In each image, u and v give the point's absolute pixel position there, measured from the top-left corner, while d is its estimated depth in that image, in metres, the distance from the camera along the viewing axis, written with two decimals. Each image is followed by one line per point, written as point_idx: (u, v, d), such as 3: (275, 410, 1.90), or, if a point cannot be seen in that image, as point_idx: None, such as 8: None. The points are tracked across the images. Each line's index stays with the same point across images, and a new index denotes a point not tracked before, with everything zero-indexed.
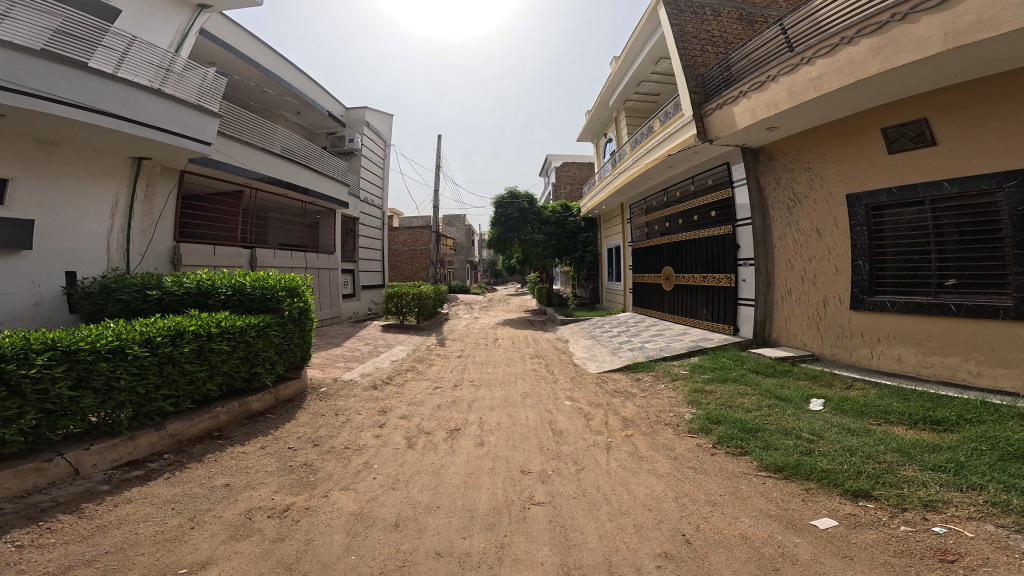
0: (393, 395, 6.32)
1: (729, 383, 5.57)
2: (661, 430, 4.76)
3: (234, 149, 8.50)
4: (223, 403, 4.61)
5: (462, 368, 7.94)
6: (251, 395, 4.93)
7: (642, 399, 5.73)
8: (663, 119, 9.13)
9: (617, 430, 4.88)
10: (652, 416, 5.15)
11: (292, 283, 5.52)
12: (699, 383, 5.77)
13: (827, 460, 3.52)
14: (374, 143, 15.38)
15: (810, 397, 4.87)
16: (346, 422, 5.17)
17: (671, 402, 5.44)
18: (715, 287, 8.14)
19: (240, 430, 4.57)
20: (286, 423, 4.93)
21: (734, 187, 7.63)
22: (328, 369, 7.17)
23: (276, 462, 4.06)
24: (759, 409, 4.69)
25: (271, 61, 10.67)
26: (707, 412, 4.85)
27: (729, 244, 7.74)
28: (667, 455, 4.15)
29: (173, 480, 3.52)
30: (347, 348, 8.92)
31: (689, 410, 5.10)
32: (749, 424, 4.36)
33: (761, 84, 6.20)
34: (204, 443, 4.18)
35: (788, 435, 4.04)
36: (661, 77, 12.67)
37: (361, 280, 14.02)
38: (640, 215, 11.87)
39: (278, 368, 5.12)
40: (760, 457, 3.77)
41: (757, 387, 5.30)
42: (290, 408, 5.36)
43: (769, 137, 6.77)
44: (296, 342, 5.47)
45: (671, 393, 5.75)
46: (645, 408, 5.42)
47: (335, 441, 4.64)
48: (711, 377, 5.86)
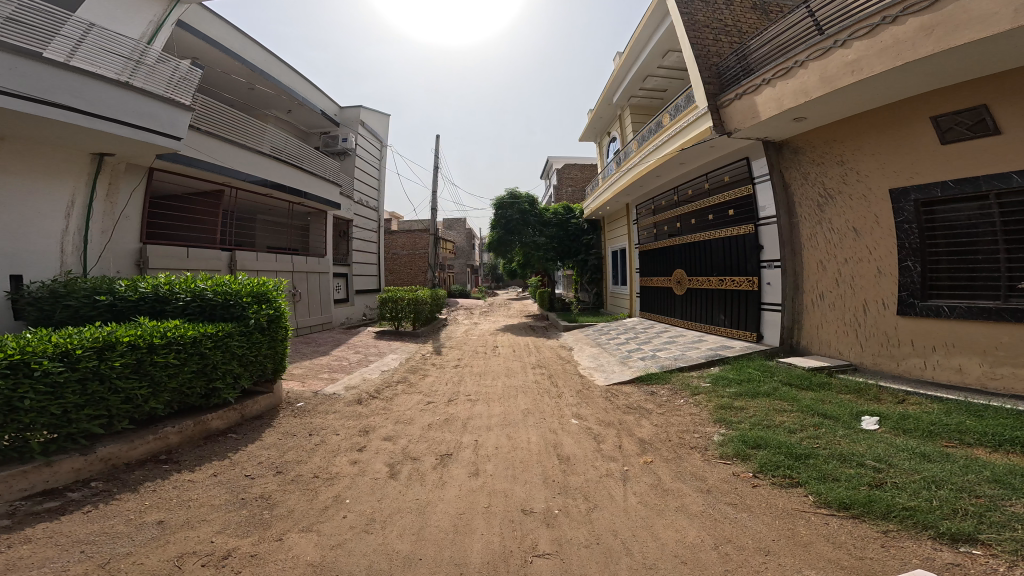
0: (380, 412, 5.64)
1: (761, 399, 4.87)
2: (687, 455, 4.07)
3: (213, 145, 7.97)
4: (173, 422, 4.01)
5: (458, 381, 7.26)
6: (209, 412, 4.32)
7: (661, 417, 5.04)
8: (674, 113, 8.52)
9: (633, 456, 4.19)
10: (673, 438, 4.47)
11: (262, 288, 4.85)
12: (725, 398, 5.08)
13: (908, 495, 2.84)
14: (369, 143, 14.89)
15: (861, 414, 4.17)
16: (320, 445, 4.51)
17: (694, 421, 4.76)
18: (735, 291, 7.47)
19: (192, 454, 3.93)
20: (248, 445, 4.28)
21: (756, 184, 6.98)
22: (309, 381, 6.49)
23: (226, 495, 3.41)
24: (804, 431, 3.99)
25: (259, 57, 10.28)
26: (742, 433, 4.16)
27: (751, 243, 7.08)
28: (697, 487, 3.48)
29: (94, 515, 2.91)
30: (334, 357, 8.26)
31: (718, 431, 4.40)
32: (796, 449, 3.68)
33: (788, 70, 5.56)
34: (146, 469, 3.56)
35: (847, 462, 3.37)
36: (668, 72, 12.13)
37: (355, 284, 13.39)
38: (648, 216, 11.22)
39: (243, 383, 4.45)
40: (817, 490, 3.08)
41: (796, 403, 4.60)
42: (256, 427, 4.71)
43: (794, 129, 6.14)
44: (265, 353, 4.77)
45: (694, 410, 5.05)
46: (664, 428, 4.72)
47: (303, 469, 3.98)
48: (739, 391, 5.16)
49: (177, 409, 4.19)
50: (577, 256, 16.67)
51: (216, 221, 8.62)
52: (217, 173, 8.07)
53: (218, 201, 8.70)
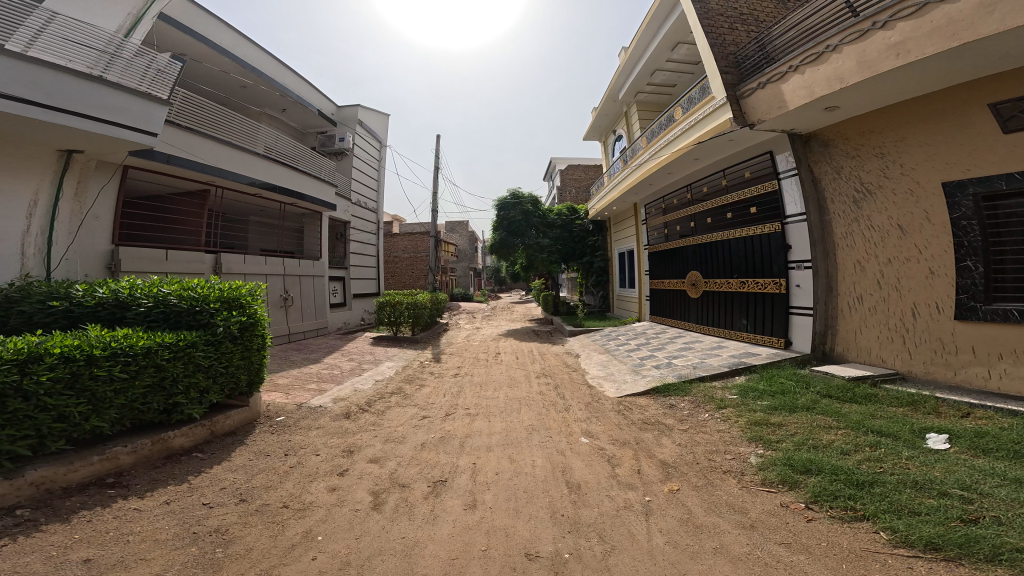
0: (370, 428, 5.10)
1: (800, 415, 4.28)
2: (720, 481, 3.49)
3: (196, 142, 7.56)
4: (125, 440, 3.55)
5: (457, 392, 6.71)
6: (171, 429, 3.85)
7: (685, 435, 4.45)
8: (687, 106, 7.97)
9: (656, 484, 3.60)
10: (701, 461, 3.88)
11: (234, 292, 4.36)
12: (757, 413, 4.49)
13: (1017, 531, 2.34)
14: (367, 144, 14.49)
15: (924, 432, 3.61)
16: (296, 467, 3.98)
17: (723, 440, 4.17)
18: (760, 294, 6.89)
19: (146, 477, 3.45)
20: (214, 467, 3.79)
21: (781, 180, 6.43)
22: (294, 393, 5.96)
23: (175, 528, 2.90)
24: (861, 452, 3.42)
25: (250, 54, 9.96)
26: (786, 456, 3.58)
27: (777, 243, 6.51)
28: (737, 522, 2.91)
29: (8, 552, 2.46)
30: (325, 364, 7.73)
31: (755, 452, 3.81)
32: (856, 475, 3.11)
33: (818, 55, 5.06)
34: (87, 493, 3.10)
35: (923, 491, 2.84)
36: (676, 66, 11.64)
37: (352, 288, 12.93)
38: (657, 216, 10.67)
39: (211, 398, 3.96)
40: (894, 526, 2.56)
41: (842, 418, 4.02)
42: (227, 446, 4.21)
43: (824, 119, 5.60)
44: (238, 365, 4.28)
45: (722, 427, 4.46)
46: (689, 449, 4.14)
47: (271, 497, 3.45)
48: (773, 405, 4.57)
49: (131, 426, 3.72)
50: (582, 258, 16.15)
51: (201, 222, 8.18)
52: (200, 172, 7.64)
53: (204, 202, 8.25)
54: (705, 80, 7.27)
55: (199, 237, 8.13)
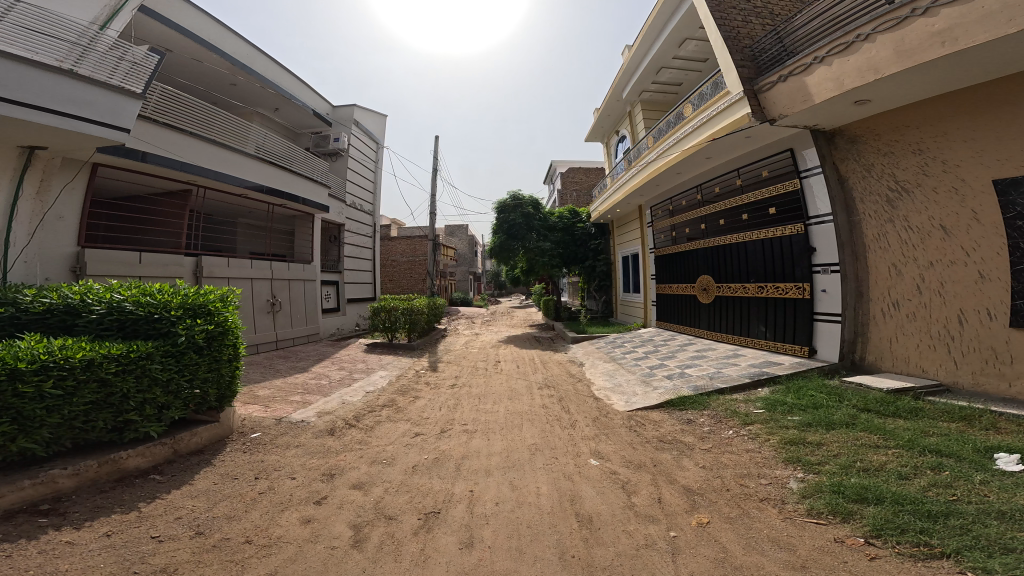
0: (356, 447, 4.61)
1: (838, 432, 3.81)
2: (756, 511, 3.01)
3: (175, 139, 7.16)
4: (68, 462, 3.11)
5: (453, 405, 6.21)
6: (122, 449, 3.38)
7: (710, 456, 3.96)
8: (697, 102, 7.61)
9: (680, 516, 3.09)
10: (731, 487, 3.39)
11: (201, 298, 3.91)
12: (789, 431, 4.02)
13: None
14: (364, 144, 14.13)
15: (990, 451, 3.14)
16: (266, 494, 3.49)
17: (755, 462, 3.68)
18: (781, 299, 6.45)
19: (88, 504, 2.98)
20: (173, 492, 3.31)
21: (804, 178, 6.03)
22: (275, 406, 5.46)
23: (114, 567, 2.44)
24: (922, 476, 2.95)
25: (240, 50, 9.68)
26: (833, 482, 3.10)
27: (800, 245, 6.08)
28: (785, 562, 2.43)
29: None
30: (313, 374, 7.23)
31: (795, 476, 3.33)
32: (926, 505, 2.64)
33: (848, 45, 4.68)
34: (12, 525, 2.64)
35: (1014, 523, 2.37)
36: (682, 63, 11.31)
37: (346, 292, 12.44)
38: (664, 218, 10.26)
39: (170, 415, 3.49)
40: (988, 566, 2.09)
41: (890, 436, 3.55)
42: (190, 467, 3.73)
43: (853, 114, 5.22)
44: (204, 379, 3.81)
45: (752, 447, 3.97)
46: (715, 473, 3.65)
47: (233, 529, 2.97)
48: (806, 421, 4.10)
49: (77, 446, 3.28)
50: (584, 262, 15.74)
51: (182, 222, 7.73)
52: (179, 171, 7.22)
53: (186, 202, 7.82)
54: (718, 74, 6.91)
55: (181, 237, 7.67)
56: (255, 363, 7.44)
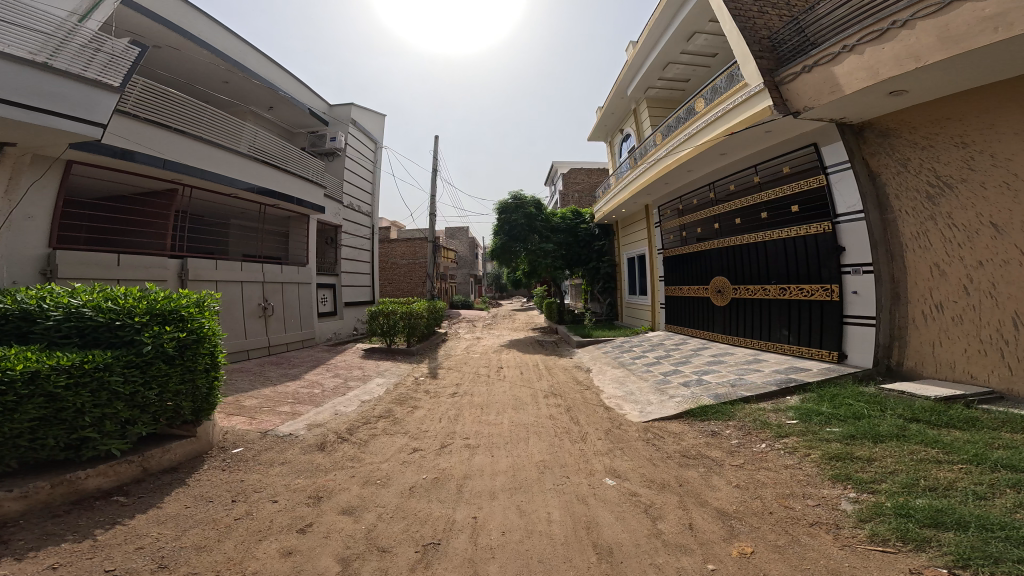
0: (348, 464, 4.20)
1: (889, 445, 3.43)
2: (808, 539, 2.60)
3: (157, 136, 6.80)
4: (15, 485, 2.71)
5: (455, 416, 5.81)
6: (81, 468, 2.98)
7: (745, 474, 3.54)
8: (710, 96, 7.30)
9: (717, 545, 2.68)
10: (774, 510, 2.99)
11: (172, 302, 3.54)
12: (830, 444, 3.63)
13: None
14: (362, 144, 13.80)
15: None
16: (243, 519, 3.08)
17: (796, 481, 3.28)
18: (805, 301, 6.08)
19: (36, 531, 2.59)
20: (138, 517, 2.92)
21: (830, 174, 5.70)
22: (261, 417, 5.05)
23: None
24: (1004, 496, 2.57)
25: (232, 46, 9.45)
26: (896, 503, 2.73)
27: (827, 244, 5.74)
28: None
29: None
30: (305, 381, 6.82)
31: (847, 497, 2.95)
32: (1021, 530, 2.25)
33: (882, 32, 4.43)
34: None
35: None
36: (690, 58, 10.99)
37: (344, 296, 12.05)
38: (672, 218, 9.90)
39: (135, 431, 3.11)
40: None
41: (952, 450, 3.17)
42: (161, 487, 3.32)
43: (886, 107, 4.93)
44: (175, 393, 3.41)
45: (790, 462, 3.57)
46: (753, 493, 3.23)
47: (203, 561, 2.57)
48: (848, 433, 3.71)
49: (26, 466, 2.88)
50: (587, 263, 15.34)
51: (167, 223, 7.34)
52: (161, 169, 6.86)
53: (172, 201, 7.45)
54: (734, 66, 6.62)
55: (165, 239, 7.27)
56: (245, 370, 7.04)
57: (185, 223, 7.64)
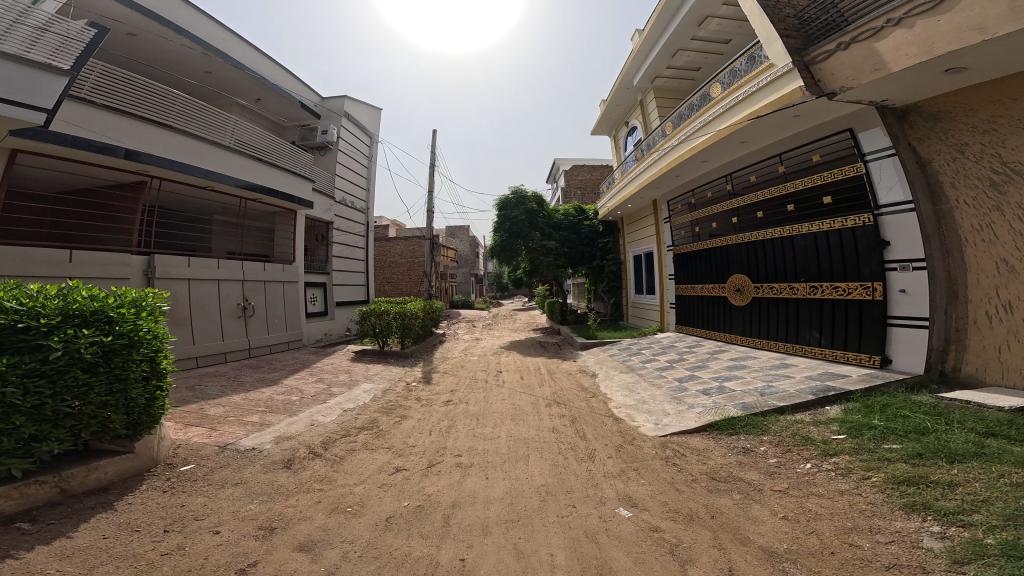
0: (316, 487, 3.61)
1: (970, 466, 2.83)
2: None
3: (117, 123, 6.29)
4: None
5: (446, 428, 5.21)
6: None
7: (792, 502, 2.93)
8: (728, 80, 6.74)
9: None
10: (836, 548, 2.38)
11: (92, 301, 3.03)
12: (892, 465, 3.04)
13: None
14: (356, 138, 13.24)
15: None
16: (172, 558, 2.51)
17: (856, 512, 2.67)
18: (842, 300, 5.50)
19: None
20: (39, 555, 2.38)
21: (871, 162, 5.13)
22: (226, 429, 4.47)
23: None
24: None
25: (212, 34, 9.04)
26: (1000, 541, 2.14)
27: (867, 239, 5.18)
28: None
29: None
30: (284, 387, 6.23)
31: (930, 531, 2.36)
32: None
33: (936, 3, 3.77)
34: None
35: None
36: (701, 44, 10.38)
37: (335, 295, 11.49)
38: (683, 213, 9.29)
39: (40, 448, 2.68)
40: None
41: None
42: (79, 512, 2.83)
43: (938, 86, 4.33)
44: (97, 404, 2.94)
45: (847, 487, 2.96)
46: (805, 527, 2.62)
47: None
48: (913, 451, 3.12)
49: None
50: (591, 262, 14.73)
51: (135, 217, 6.79)
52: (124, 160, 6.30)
53: (139, 194, 6.91)
54: (757, 47, 6.07)
55: (131, 236, 6.70)
56: (220, 375, 6.45)
57: (155, 218, 7.07)
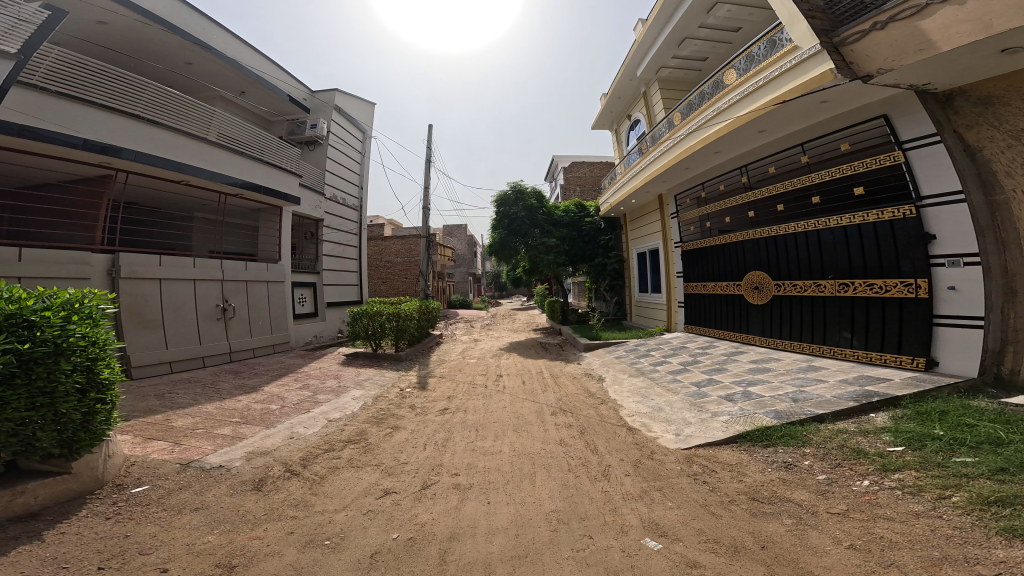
0: (290, 513, 3.08)
1: None
2: None
3: (75, 112, 5.72)
4: None
5: (443, 441, 4.72)
6: None
7: (857, 527, 2.48)
8: (745, 65, 6.27)
9: None
10: None
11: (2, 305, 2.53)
12: (971, 485, 2.62)
13: None
14: (348, 132, 12.67)
15: None
16: None
17: (943, 540, 2.24)
18: (877, 299, 5.16)
19: None
20: None
21: (912, 151, 4.77)
22: (194, 445, 3.95)
23: None
24: None
25: (193, 23, 8.51)
26: None
27: (909, 233, 4.82)
28: None
29: None
30: (266, 395, 5.71)
31: None
32: None
33: None
34: None
35: None
36: (709, 32, 9.91)
37: (325, 295, 10.98)
38: (692, 208, 8.85)
39: None
40: None
41: None
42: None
43: (993, 68, 3.96)
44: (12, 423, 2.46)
45: (923, 509, 2.53)
46: (882, 559, 2.17)
47: None
48: (993, 466, 2.72)
49: None
50: (593, 260, 14.21)
51: (98, 213, 6.28)
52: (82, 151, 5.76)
53: (104, 188, 6.39)
54: (778, 30, 5.63)
55: (94, 233, 6.17)
56: (196, 382, 5.90)
57: (121, 214, 6.55)
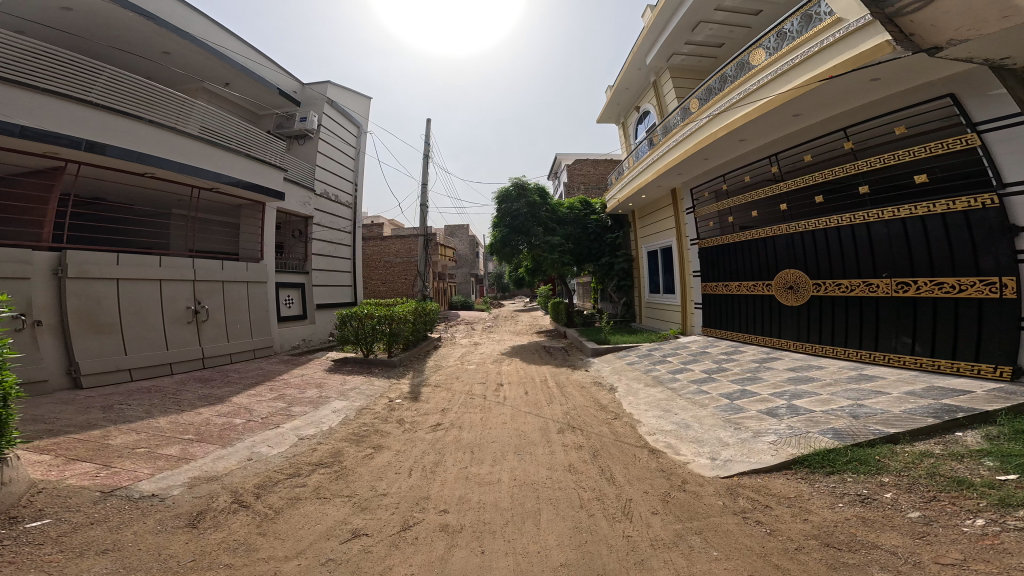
0: (225, 560, 2.39)
1: None
2: None
3: (12, 96, 5.10)
4: None
5: (432, 465, 4.02)
6: None
7: None
8: (775, 44, 5.59)
9: None
10: None
11: None
12: None
13: None
14: (342, 127, 12.06)
15: None
16: None
17: None
18: (946, 299, 4.49)
19: None
20: None
21: (991, 133, 4.14)
22: (129, 468, 3.29)
23: None
24: None
25: (170, 8, 7.92)
26: None
27: (990, 226, 4.14)
28: None
29: None
30: (234, 407, 5.04)
31: None
32: None
33: None
34: None
35: None
36: (726, 15, 9.23)
37: (315, 297, 10.34)
38: (710, 202, 8.16)
39: None
40: None
41: None
42: None
43: None
44: None
45: None
46: None
47: None
48: None
49: None
50: (600, 259, 13.42)
51: (47, 207, 5.68)
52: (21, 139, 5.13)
53: (54, 180, 5.80)
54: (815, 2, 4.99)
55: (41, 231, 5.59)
56: (157, 392, 5.24)
57: (78, 209, 5.97)
